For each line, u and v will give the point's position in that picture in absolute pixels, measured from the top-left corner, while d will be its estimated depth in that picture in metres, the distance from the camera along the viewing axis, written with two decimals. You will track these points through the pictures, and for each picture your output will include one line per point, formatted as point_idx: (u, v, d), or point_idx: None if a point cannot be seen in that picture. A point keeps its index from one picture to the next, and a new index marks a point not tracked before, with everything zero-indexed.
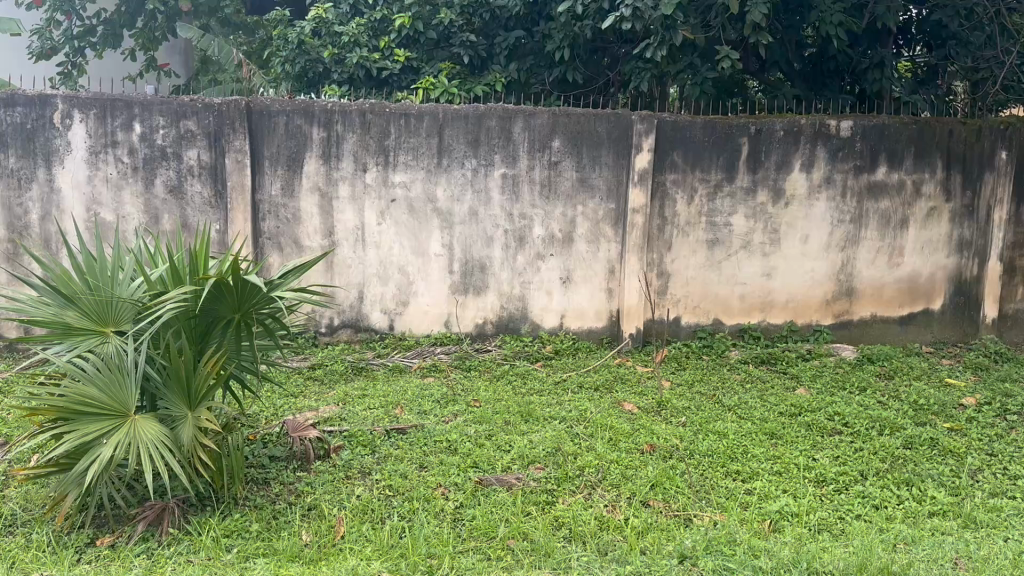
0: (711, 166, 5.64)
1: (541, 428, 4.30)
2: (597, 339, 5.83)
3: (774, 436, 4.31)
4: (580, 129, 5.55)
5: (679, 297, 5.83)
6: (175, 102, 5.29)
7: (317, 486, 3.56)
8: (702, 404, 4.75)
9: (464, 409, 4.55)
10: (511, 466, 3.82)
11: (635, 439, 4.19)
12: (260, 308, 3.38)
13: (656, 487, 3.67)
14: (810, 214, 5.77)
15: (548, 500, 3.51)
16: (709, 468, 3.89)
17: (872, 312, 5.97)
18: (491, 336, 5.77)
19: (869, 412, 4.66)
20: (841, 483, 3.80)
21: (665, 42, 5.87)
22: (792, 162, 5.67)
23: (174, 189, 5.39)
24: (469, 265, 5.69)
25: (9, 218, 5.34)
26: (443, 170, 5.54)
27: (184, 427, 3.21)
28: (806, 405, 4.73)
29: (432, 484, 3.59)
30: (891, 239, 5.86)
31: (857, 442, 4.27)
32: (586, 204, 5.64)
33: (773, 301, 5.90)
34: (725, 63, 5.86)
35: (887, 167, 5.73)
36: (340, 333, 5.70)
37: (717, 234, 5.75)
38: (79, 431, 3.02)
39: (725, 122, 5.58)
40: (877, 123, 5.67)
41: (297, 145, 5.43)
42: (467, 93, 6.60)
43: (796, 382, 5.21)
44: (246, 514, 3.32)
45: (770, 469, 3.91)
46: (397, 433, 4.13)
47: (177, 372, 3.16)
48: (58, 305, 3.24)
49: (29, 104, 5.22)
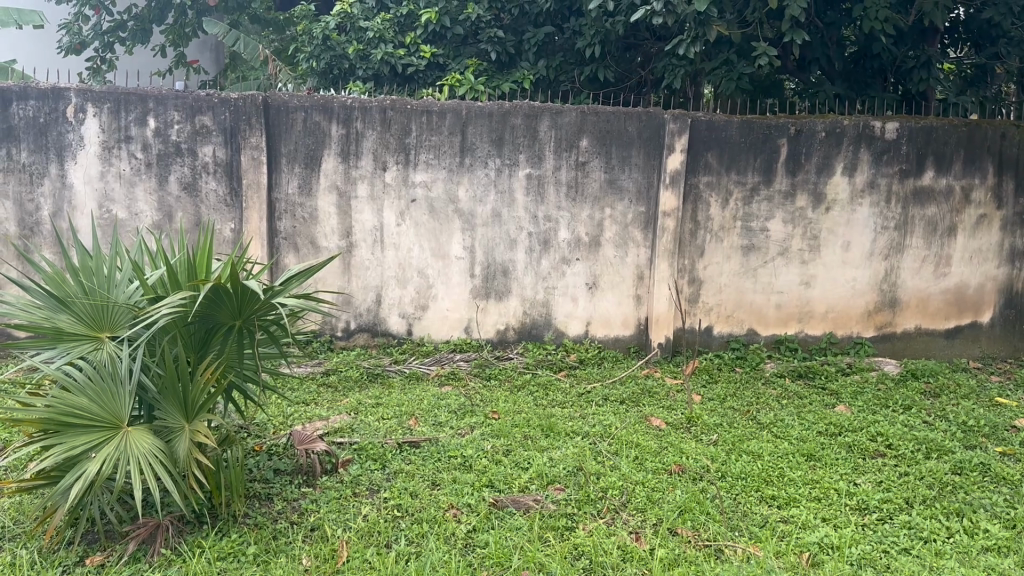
0: (747, 168, 5.35)
1: (561, 443, 4.07)
2: (624, 348, 5.58)
3: (813, 459, 4.04)
4: (609, 128, 5.30)
5: (711, 305, 5.56)
6: (190, 97, 5.12)
7: (322, 504, 3.36)
8: (736, 421, 4.48)
9: (480, 421, 4.32)
10: (528, 486, 3.58)
11: (663, 458, 3.94)
12: (263, 316, 3.17)
13: (685, 512, 3.42)
14: (852, 220, 5.45)
15: (568, 525, 3.27)
16: (741, 493, 3.62)
17: (916, 325, 5.65)
18: (512, 343, 5.54)
19: (914, 433, 4.35)
20: (884, 512, 3.51)
21: (700, 39, 5.59)
22: (834, 165, 5.36)
23: (188, 186, 5.23)
24: (491, 268, 5.46)
25: (20, 213, 5.20)
26: (465, 170, 5.32)
27: (180, 441, 3.02)
28: (846, 425, 4.44)
29: (445, 505, 3.37)
30: (938, 248, 5.54)
31: (902, 466, 3.98)
32: (614, 207, 5.39)
33: (811, 310, 5.60)
34: (762, 61, 5.54)
35: (934, 171, 5.41)
36: (356, 337, 5.50)
37: (753, 240, 5.46)
38: (67, 443, 2.83)
39: (763, 121, 5.29)
40: (925, 125, 5.33)
41: (315, 142, 5.25)
42: (495, 91, 6.37)
43: (836, 398, 4.91)
44: (244, 534, 3.12)
45: (808, 495, 3.63)
46: (409, 446, 3.92)
47: (172, 382, 2.97)
48: (51, 308, 3.06)
49: (41, 98, 5.06)
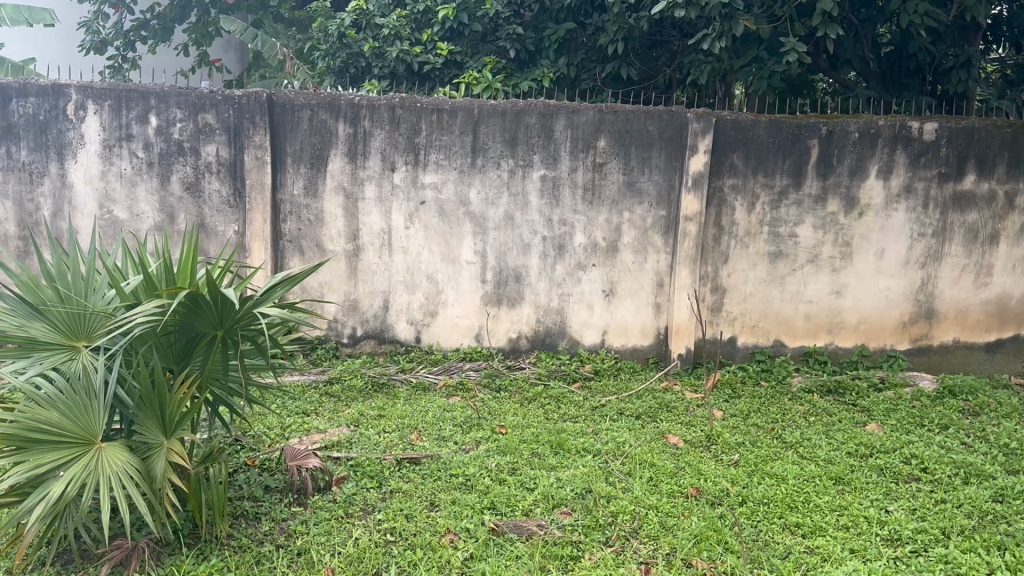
0: (776, 170, 5.07)
1: (572, 462, 3.83)
2: (643, 359, 5.33)
3: (841, 483, 3.76)
4: (628, 128, 5.04)
5: (735, 315, 5.28)
6: (194, 95, 4.96)
7: (311, 526, 3.16)
8: (759, 440, 4.20)
9: (486, 436, 4.10)
10: (533, 510, 3.34)
11: (679, 480, 3.68)
12: (247, 326, 2.96)
13: (702, 541, 3.17)
14: (886, 225, 5.15)
15: (574, 554, 3.03)
16: (763, 521, 3.36)
17: (954, 338, 5.33)
18: (525, 352, 5.31)
19: (952, 456, 4.04)
20: (918, 544, 3.22)
21: (726, 34, 5.32)
22: (868, 168, 5.06)
23: (190, 186, 5.07)
24: (504, 274, 5.24)
25: (19, 213, 5.07)
26: (477, 171, 5.10)
27: (157, 458, 2.83)
28: (878, 446, 4.15)
29: (441, 529, 3.15)
30: (978, 256, 5.22)
31: (938, 492, 3.68)
32: (633, 210, 5.13)
33: (842, 321, 5.30)
34: (791, 58, 5.26)
35: (975, 175, 5.09)
36: (363, 344, 5.31)
37: (781, 247, 5.18)
38: (34, 461, 2.61)
39: (793, 121, 5.01)
40: (966, 125, 5.02)
41: (322, 141, 5.06)
42: (514, 90, 6.13)
43: (867, 416, 4.62)
44: (225, 558, 2.92)
45: (836, 523, 3.36)
46: (409, 463, 3.72)
47: (147, 395, 2.77)
48: (24, 316, 2.89)
49: (41, 94, 4.92)
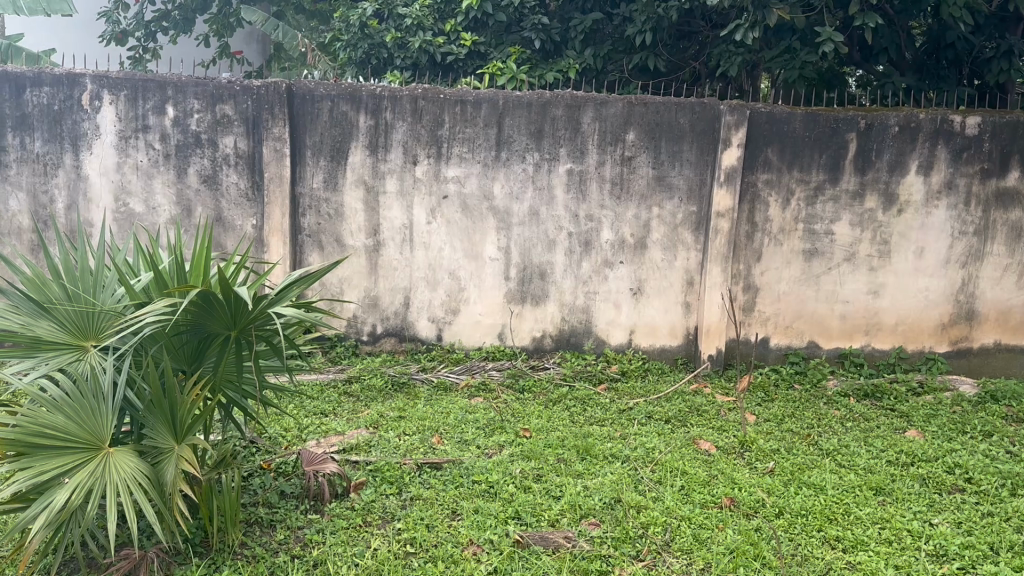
0: (812, 165, 4.88)
1: (600, 468, 3.67)
2: (671, 359, 5.16)
3: (882, 493, 3.57)
4: (658, 120, 4.86)
5: (768, 314, 5.10)
6: (211, 85, 4.84)
7: (327, 535, 3.03)
8: (795, 447, 4.02)
9: (510, 440, 3.95)
10: (559, 520, 3.19)
11: (713, 489, 3.52)
12: (261, 326, 2.82)
13: (738, 555, 3.00)
14: (926, 223, 4.94)
15: (601, 569, 2.88)
16: (801, 534, 3.18)
17: (996, 340, 5.09)
18: (549, 351, 5.16)
19: (998, 466, 3.84)
20: (966, 561, 3.03)
21: (760, 24, 5.11)
22: (908, 163, 4.85)
23: (208, 179, 4.95)
24: (528, 270, 5.08)
25: (33, 205, 4.96)
26: (501, 165, 4.94)
27: (166, 465, 2.70)
28: (919, 454, 3.95)
29: (463, 540, 3.01)
30: (1022, 256, 4.98)
31: (985, 505, 3.48)
32: (663, 205, 4.96)
33: (879, 322, 5.09)
34: (827, 48, 5.03)
35: (1020, 171, 4.86)
36: (383, 343, 5.18)
37: (816, 244, 4.99)
38: (36, 469, 2.47)
39: (830, 114, 4.81)
40: (1012, 119, 4.78)
41: (341, 133, 4.92)
42: (538, 81, 5.95)
43: (907, 422, 4.42)
44: (238, 570, 2.80)
45: (878, 537, 3.18)
46: (430, 468, 3.58)
47: (158, 399, 2.64)
48: (30, 313, 2.78)
49: (55, 84, 4.81)
